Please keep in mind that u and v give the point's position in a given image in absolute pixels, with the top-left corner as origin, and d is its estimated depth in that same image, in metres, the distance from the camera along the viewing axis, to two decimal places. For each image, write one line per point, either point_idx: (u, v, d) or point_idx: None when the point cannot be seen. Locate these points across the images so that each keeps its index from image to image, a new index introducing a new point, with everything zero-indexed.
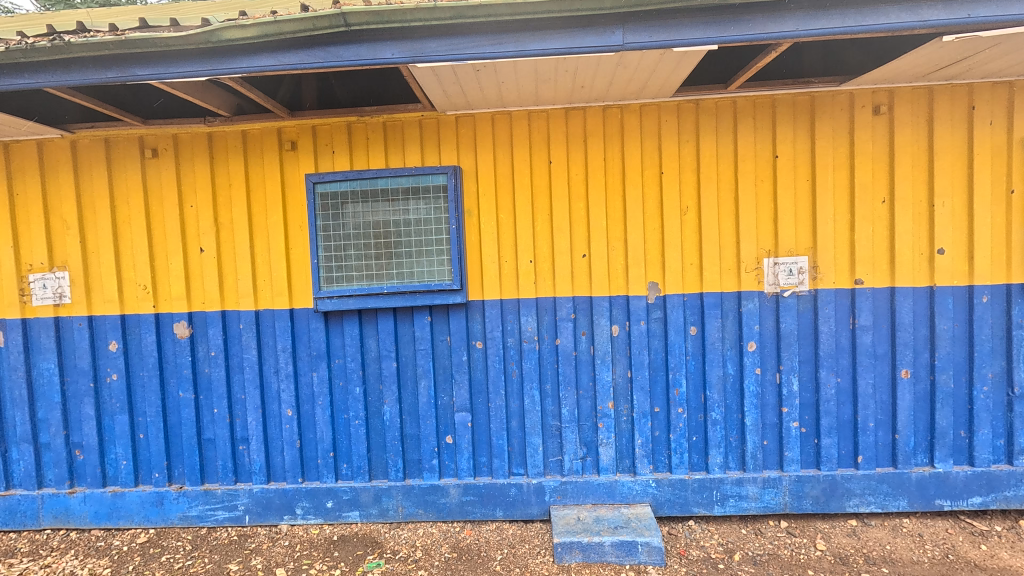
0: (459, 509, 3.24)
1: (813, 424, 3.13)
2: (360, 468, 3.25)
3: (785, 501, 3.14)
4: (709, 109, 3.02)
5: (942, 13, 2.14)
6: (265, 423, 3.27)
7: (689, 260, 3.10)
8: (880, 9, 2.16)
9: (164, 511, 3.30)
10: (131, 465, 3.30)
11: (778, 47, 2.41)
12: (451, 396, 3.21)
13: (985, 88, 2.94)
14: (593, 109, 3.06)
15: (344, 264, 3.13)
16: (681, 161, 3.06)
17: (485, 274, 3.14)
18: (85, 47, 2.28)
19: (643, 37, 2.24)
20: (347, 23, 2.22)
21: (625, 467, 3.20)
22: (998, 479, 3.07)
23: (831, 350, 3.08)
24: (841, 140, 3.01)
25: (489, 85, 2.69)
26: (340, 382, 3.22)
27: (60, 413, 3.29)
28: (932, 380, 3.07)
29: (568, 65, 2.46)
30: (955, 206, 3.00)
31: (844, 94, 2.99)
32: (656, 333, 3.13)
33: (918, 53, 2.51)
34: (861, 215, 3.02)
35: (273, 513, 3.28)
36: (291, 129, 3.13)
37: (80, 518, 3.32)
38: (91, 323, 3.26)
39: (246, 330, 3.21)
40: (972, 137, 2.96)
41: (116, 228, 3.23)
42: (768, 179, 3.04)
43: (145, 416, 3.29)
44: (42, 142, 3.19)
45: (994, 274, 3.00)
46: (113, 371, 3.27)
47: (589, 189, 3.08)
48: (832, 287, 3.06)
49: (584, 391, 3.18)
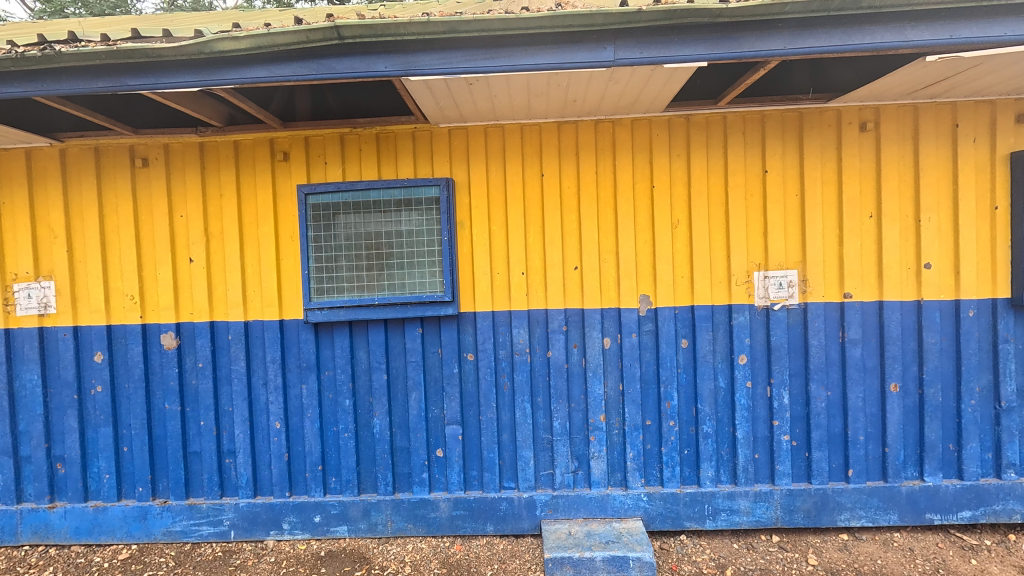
0: (449, 523, 3.20)
1: (803, 437, 3.13)
2: (349, 481, 3.21)
3: (776, 515, 3.13)
4: (699, 124, 3.06)
5: (925, 33, 2.19)
6: (253, 436, 3.22)
7: (680, 273, 3.11)
8: (865, 29, 2.20)
9: (147, 526, 3.23)
10: (114, 479, 3.24)
11: (767, 64, 2.45)
12: (442, 409, 3.19)
13: (969, 106, 3.00)
14: (585, 123, 3.09)
15: (335, 275, 3.11)
16: (673, 175, 3.09)
17: (477, 287, 3.14)
18: (76, 56, 2.26)
19: (634, 53, 2.27)
20: (341, 36, 2.22)
21: (617, 481, 3.18)
22: (986, 493, 3.08)
23: (821, 362, 3.09)
24: (829, 155, 3.05)
25: (482, 99, 2.71)
26: (329, 395, 3.19)
27: (42, 426, 3.22)
28: (921, 394, 3.09)
29: (560, 80, 2.49)
30: (941, 221, 3.04)
31: (832, 111, 3.03)
32: (648, 345, 3.13)
33: (903, 72, 2.56)
34: (850, 229, 3.06)
35: (260, 528, 3.22)
36: (284, 139, 3.13)
37: (60, 534, 3.24)
38: (77, 333, 3.21)
39: (235, 342, 3.18)
40: (957, 154, 3.01)
41: (104, 237, 3.19)
42: (758, 194, 3.07)
43: (130, 428, 3.24)
44: (31, 150, 3.17)
45: (980, 288, 3.04)
46: (98, 383, 3.21)
47: (581, 202, 3.10)
48: (821, 301, 3.09)
49: (575, 404, 3.17)
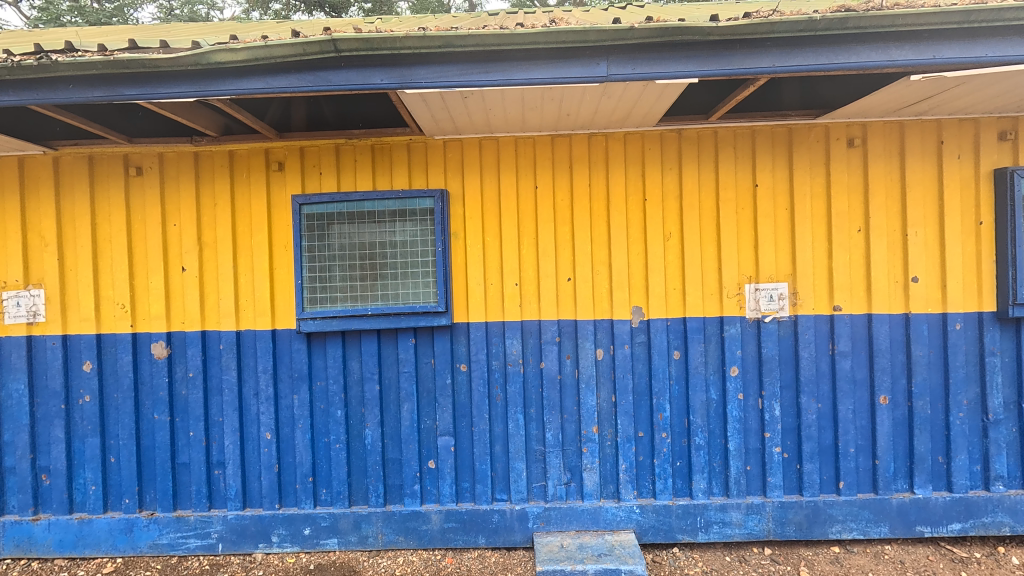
0: (441, 536, 3.17)
1: (794, 449, 3.15)
2: (340, 493, 3.18)
3: (768, 528, 3.13)
4: (690, 139, 3.11)
5: (909, 53, 2.25)
6: (243, 447, 3.19)
7: (673, 284, 3.14)
8: (851, 49, 2.26)
9: (134, 539, 3.18)
10: (101, 490, 3.19)
11: (756, 82, 2.50)
12: (435, 419, 3.18)
13: (953, 124, 3.07)
14: (579, 136, 3.12)
15: (329, 285, 3.11)
16: (665, 189, 3.12)
17: (470, 297, 3.15)
18: (72, 66, 2.27)
19: (626, 69, 2.31)
20: (336, 49, 2.25)
21: (610, 493, 3.17)
22: (976, 505, 3.10)
23: (811, 375, 3.12)
24: (818, 170, 3.11)
25: (477, 112, 2.74)
26: (321, 405, 3.18)
27: (27, 436, 3.17)
28: (910, 406, 3.12)
29: (554, 94, 2.53)
30: (927, 236, 3.10)
31: (820, 127, 3.10)
32: (641, 356, 3.15)
33: (889, 90, 2.63)
34: (838, 242, 3.10)
35: (248, 541, 3.17)
36: (279, 149, 3.15)
37: (43, 547, 3.18)
38: (66, 342, 3.18)
39: (226, 352, 3.16)
40: (942, 171, 3.08)
41: (95, 245, 3.18)
42: (749, 208, 3.12)
43: (117, 439, 3.20)
44: (24, 158, 3.16)
45: (966, 301, 3.09)
46: (87, 392, 3.18)
47: (575, 214, 3.13)
48: (811, 313, 3.12)
49: (568, 415, 3.17)
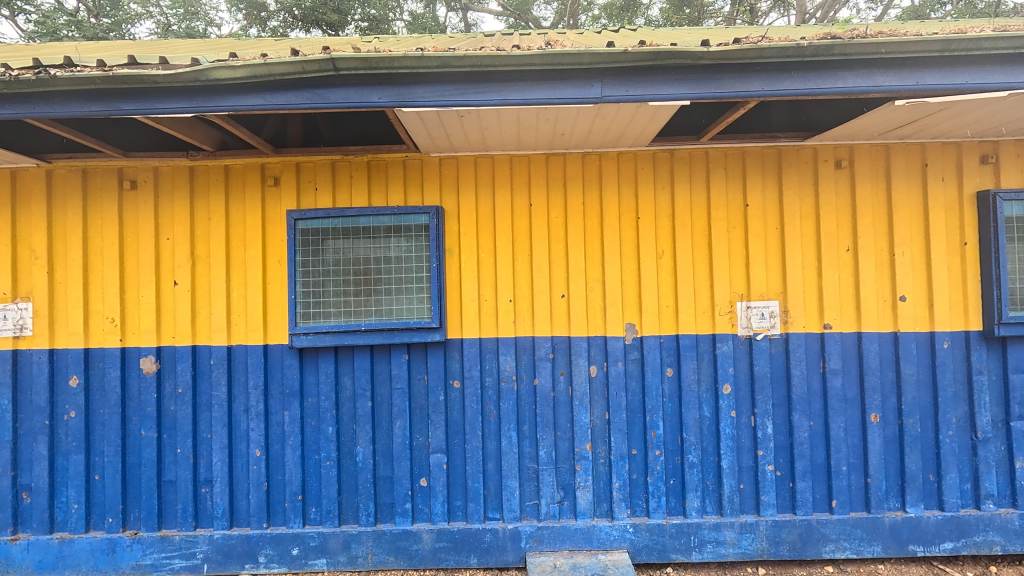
0: (432, 556, 3.11)
1: (787, 467, 3.15)
2: (330, 512, 3.13)
3: (762, 547, 3.11)
4: (683, 159, 3.17)
5: (894, 79, 2.32)
6: (231, 464, 3.14)
7: (665, 302, 3.17)
8: (837, 74, 2.33)
9: (115, 560, 3.09)
10: (83, 509, 3.12)
11: (745, 105, 2.57)
12: (427, 436, 3.15)
13: (936, 148, 3.16)
14: (573, 155, 3.17)
15: (322, 300, 3.11)
16: (657, 208, 3.17)
17: (464, 313, 3.15)
18: (71, 81, 2.28)
19: (620, 90, 2.36)
20: (335, 68, 2.28)
21: (602, 512, 3.15)
22: (967, 524, 3.10)
23: (803, 393, 3.14)
24: (806, 192, 3.17)
25: (473, 130, 2.79)
26: (312, 422, 3.14)
27: (9, 452, 3.10)
28: (900, 424, 3.14)
29: (549, 114, 2.58)
30: (914, 255, 3.16)
31: (808, 149, 3.17)
32: (634, 374, 3.15)
33: (874, 114, 2.70)
34: (828, 261, 3.15)
35: (235, 561, 3.10)
36: (275, 164, 3.16)
37: (21, 568, 3.08)
38: (52, 356, 3.14)
39: (217, 367, 3.13)
40: (927, 192, 3.15)
41: (86, 259, 3.15)
42: (740, 228, 3.17)
43: (102, 456, 3.13)
44: (16, 170, 3.14)
45: (953, 321, 3.14)
46: (72, 408, 3.12)
47: (569, 231, 3.16)
48: (802, 331, 3.15)
49: (561, 432, 3.15)
